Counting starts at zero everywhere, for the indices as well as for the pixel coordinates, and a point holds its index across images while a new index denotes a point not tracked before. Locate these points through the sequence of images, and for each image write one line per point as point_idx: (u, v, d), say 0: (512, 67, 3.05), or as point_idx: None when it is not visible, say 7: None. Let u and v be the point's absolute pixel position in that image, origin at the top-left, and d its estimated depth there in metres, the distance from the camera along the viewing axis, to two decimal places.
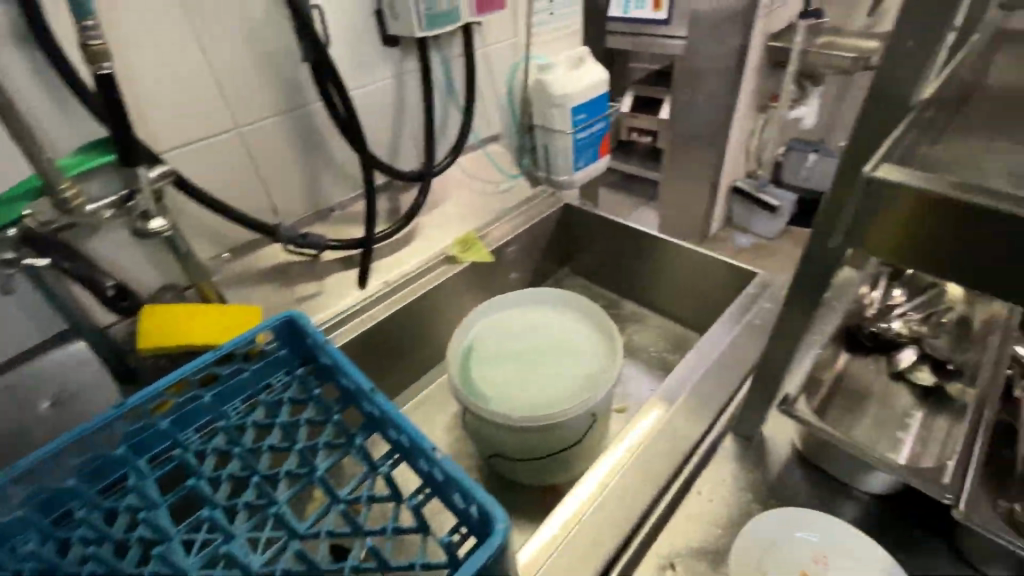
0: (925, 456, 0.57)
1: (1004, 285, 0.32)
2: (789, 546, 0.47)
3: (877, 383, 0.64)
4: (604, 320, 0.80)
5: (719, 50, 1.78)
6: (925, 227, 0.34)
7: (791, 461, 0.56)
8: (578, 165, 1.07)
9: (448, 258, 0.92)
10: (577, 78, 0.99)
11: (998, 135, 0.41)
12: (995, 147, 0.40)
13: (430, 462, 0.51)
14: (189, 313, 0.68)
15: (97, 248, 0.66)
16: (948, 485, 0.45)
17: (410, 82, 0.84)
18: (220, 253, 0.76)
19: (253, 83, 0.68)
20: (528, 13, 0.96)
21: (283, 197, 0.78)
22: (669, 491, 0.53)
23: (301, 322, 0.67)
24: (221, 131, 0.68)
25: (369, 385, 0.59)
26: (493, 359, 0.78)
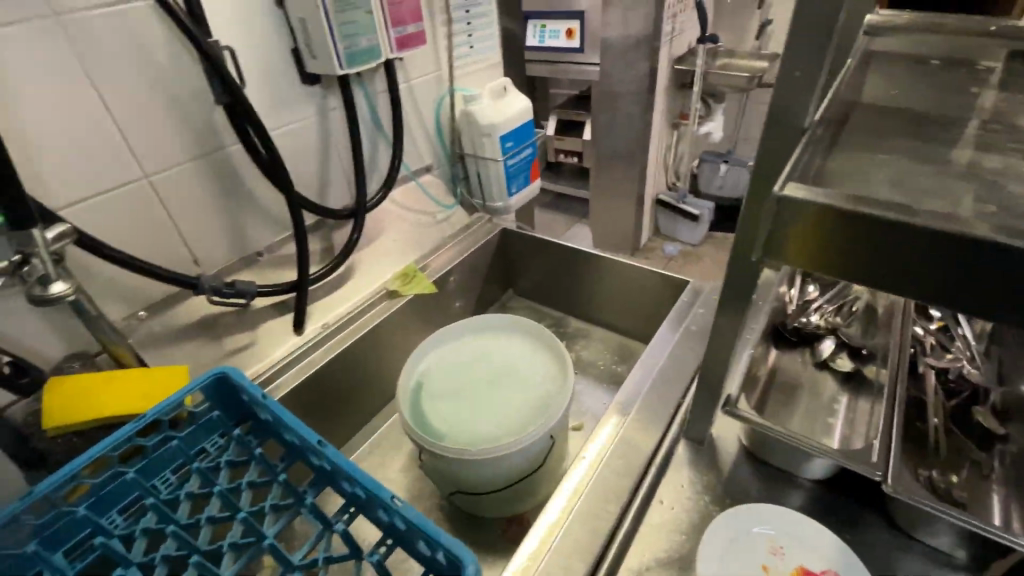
0: (856, 437, 0.61)
1: (919, 289, 0.31)
2: (747, 541, 0.48)
3: (806, 373, 0.68)
4: (552, 342, 0.80)
5: (630, 74, 1.90)
6: (833, 238, 0.32)
7: (741, 458, 0.58)
8: (510, 191, 1.09)
9: (388, 293, 0.90)
10: (502, 107, 1.02)
11: (878, 145, 0.47)
12: (877, 157, 0.45)
13: (390, 511, 0.49)
14: (103, 382, 0.61)
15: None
16: (877, 463, 0.49)
17: (334, 119, 0.83)
18: (135, 312, 0.69)
19: (161, 128, 0.64)
20: (448, 47, 0.97)
21: (205, 245, 0.73)
22: (632, 505, 0.54)
23: (235, 377, 0.63)
24: (129, 181, 0.63)
25: (317, 437, 0.56)
26: (446, 394, 0.76)
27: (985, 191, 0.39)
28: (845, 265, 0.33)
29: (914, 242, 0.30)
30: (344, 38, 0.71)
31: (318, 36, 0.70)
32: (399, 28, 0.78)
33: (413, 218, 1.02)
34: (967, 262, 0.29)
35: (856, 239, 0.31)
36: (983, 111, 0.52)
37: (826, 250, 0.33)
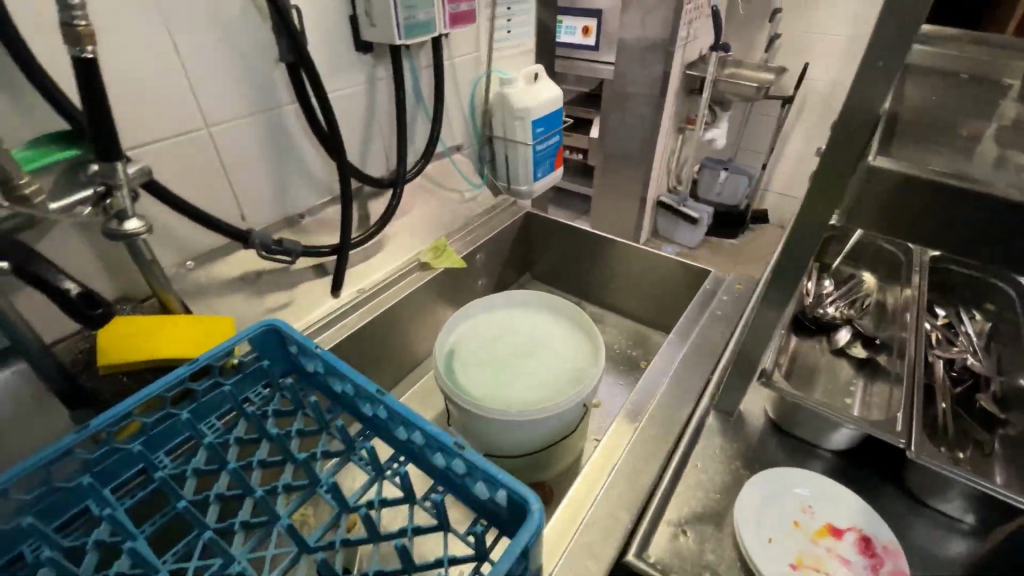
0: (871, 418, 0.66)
1: (983, 256, 0.37)
2: (780, 500, 0.53)
3: (824, 359, 0.73)
4: (581, 319, 0.84)
5: (644, 75, 1.94)
6: (913, 206, 0.38)
7: (768, 430, 0.63)
8: (536, 176, 1.12)
9: (421, 265, 0.94)
10: (536, 93, 1.05)
11: (921, 143, 0.51)
12: (923, 154, 0.49)
13: (451, 455, 0.51)
14: (155, 326, 0.62)
15: (48, 252, 0.59)
16: (900, 432, 0.53)
17: (381, 88, 0.85)
18: (183, 262, 0.70)
19: (225, 81, 0.65)
20: (489, 29, 1.00)
21: (253, 202, 0.74)
22: (670, 465, 0.57)
23: (286, 329, 0.64)
24: (190, 131, 0.64)
25: (372, 387, 0.58)
26: (478, 361, 0.79)
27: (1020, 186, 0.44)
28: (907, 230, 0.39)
29: (977, 214, 0.36)
30: (404, 10, 0.73)
31: (380, 5, 0.72)
32: (453, 5, 0.80)
33: (443, 194, 1.04)
34: (1009, 238, 0.36)
35: (924, 208, 0.37)
36: (1005, 118, 0.56)
37: (896, 215, 0.39)
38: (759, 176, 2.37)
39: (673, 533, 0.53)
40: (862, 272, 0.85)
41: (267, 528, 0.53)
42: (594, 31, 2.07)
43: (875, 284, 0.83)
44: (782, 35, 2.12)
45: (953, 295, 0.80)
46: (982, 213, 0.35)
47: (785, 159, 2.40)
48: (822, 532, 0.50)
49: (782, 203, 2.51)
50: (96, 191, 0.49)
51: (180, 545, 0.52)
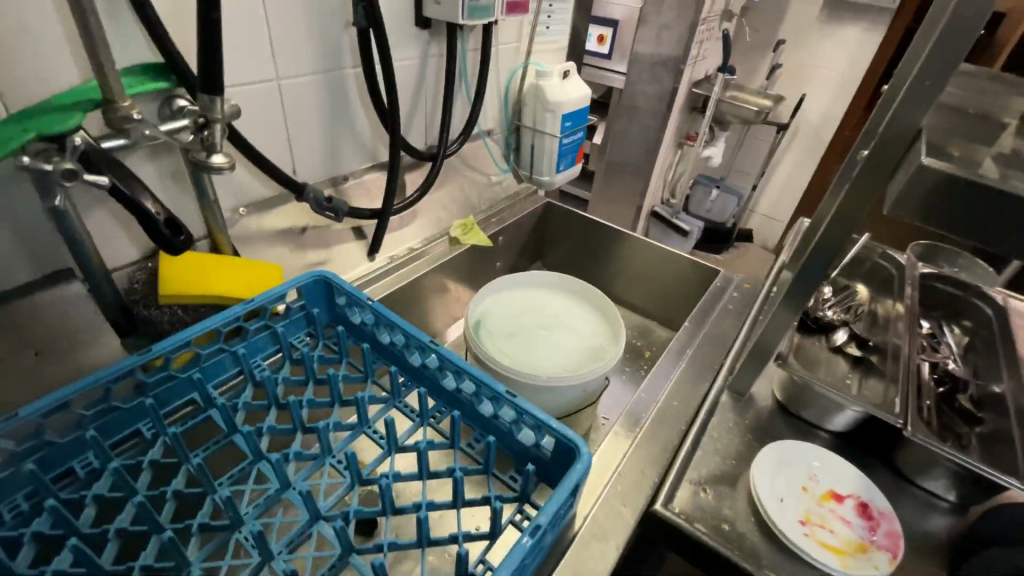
0: None
1: (1003, 241, 0.44)
2: (790, 468, 0.59)
3: (823, 355, 0.80)
4: (601, 303, 0.89)
5: (653, 88, 2.00)
6: (955, 199, 0.44)
7: (776, 411, 0.69)
8: (559, 168, 1.17)
9: (450, 240, 0.97)
10: (569, 89, 1.10)
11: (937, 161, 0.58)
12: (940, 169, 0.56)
13: (501, 403, 0.56)
14: (213, 265, 0.64)
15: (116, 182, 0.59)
16: (899, 412, 0.60)
17: (432, 65, 0.88)
18: (236, 208, 0.71)
19: (300, 37, 0.67)
20: (533, 22, 1.05)
21: (306, 157, 0.76)
22: (692, 432, 0.63)
23: (337, 281, 0.68)
24: (263, 81, 0.66)
25: (424, 339, 0.62)
26: (505, 333, 0.83)
27: None
28: (936, 220, 0.46)
29: (1011, 207, 0.42)
30: None
31: None
32: None
33: (472, 175, 1.07)
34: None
35: (957, 205, 0.44)
36: None
37: (932, 207, 0.45)
38: (748, 197, 2.49)
39: (695, 488, 0.58)
40: (856, 283, 0.91)
41: (319, 460, 0.56)
42: (609, 40, 2.14)
43: (866, 295, 0.90)
44: (781, 66, 2.25)
45: (935, 310, 0.88)
46: (1001, 211, 0.43)
47: (773, 183, 2.53)
48: (826, 497, 0.57)
49: (766, 225, 2.65)
50: (192, 122, 0.53)
51: (234, 470, 0.54)
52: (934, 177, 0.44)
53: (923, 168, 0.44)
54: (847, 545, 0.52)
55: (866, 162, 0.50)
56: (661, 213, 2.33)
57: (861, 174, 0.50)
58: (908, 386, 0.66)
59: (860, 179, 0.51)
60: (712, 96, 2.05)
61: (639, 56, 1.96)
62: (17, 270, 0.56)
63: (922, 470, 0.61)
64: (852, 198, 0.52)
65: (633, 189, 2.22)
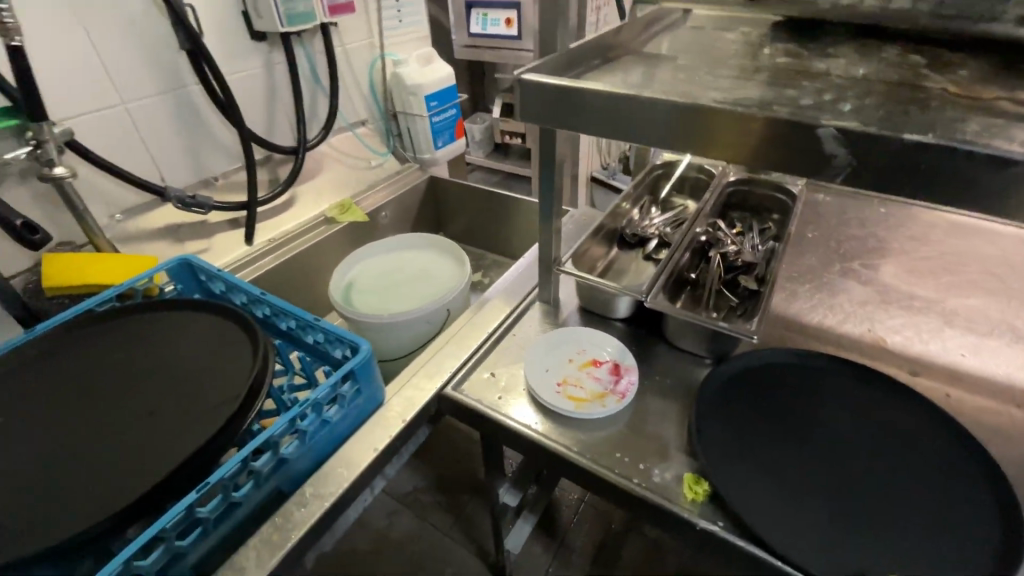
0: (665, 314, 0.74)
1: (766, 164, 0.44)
2: (562, 347, 0.71)
3: (635, 264, 0.92)
4: (459, 251, 1.00)
5: None
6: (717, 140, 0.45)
7: (578, 312, 0.82)
8: (437, 145, 1.29)
9: (327, 220, 1.09)
10: (427, 73, 1.21)
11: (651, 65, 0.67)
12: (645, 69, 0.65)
13: (311, 332, 0.68)
14: (89, 261, 0.78)
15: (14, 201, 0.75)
16: (748, 329, 0.65)
17: (278, 70, 1.01)
18: (113, 215, 0.88)
19: (137, 66, 0.82)
20: (379, 18, 1.18)
21: (169, 163, 0.90)
22: (492, 336, 0.77)
23: (194, 261, 0.81)
24: (110, 105, 0.81)
25: (257, 291, 0.74)
26: (369, 290, 0.96)
27: (690, 82, 0.61)
28: (683, 145, 0.47)
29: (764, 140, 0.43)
30: (284, 3, 0.91)
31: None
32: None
33: (351, 162, 1.21)
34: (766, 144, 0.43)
35: (691, 129, 0.46)
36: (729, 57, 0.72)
37: (692, 142, 0.47)
38: None
39: (486, 373, 0.71)
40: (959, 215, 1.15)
41: None
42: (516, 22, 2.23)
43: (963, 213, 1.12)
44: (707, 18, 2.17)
45: (752, 212, 0.99)
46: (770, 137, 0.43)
47: None
48: (587, 363, 0.69)
49: None
50: (29, 146, 0.67)
51: None
52: (647, 106, 0.47)
53: (634, 101, 0.47)
54: (589, 395, 0.65)
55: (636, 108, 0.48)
56: (596, 177, 2.41)
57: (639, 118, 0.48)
58: (660, 277, 0.75)
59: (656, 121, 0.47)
60: None
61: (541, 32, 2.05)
62: None
63: (680, 336, 0.72)
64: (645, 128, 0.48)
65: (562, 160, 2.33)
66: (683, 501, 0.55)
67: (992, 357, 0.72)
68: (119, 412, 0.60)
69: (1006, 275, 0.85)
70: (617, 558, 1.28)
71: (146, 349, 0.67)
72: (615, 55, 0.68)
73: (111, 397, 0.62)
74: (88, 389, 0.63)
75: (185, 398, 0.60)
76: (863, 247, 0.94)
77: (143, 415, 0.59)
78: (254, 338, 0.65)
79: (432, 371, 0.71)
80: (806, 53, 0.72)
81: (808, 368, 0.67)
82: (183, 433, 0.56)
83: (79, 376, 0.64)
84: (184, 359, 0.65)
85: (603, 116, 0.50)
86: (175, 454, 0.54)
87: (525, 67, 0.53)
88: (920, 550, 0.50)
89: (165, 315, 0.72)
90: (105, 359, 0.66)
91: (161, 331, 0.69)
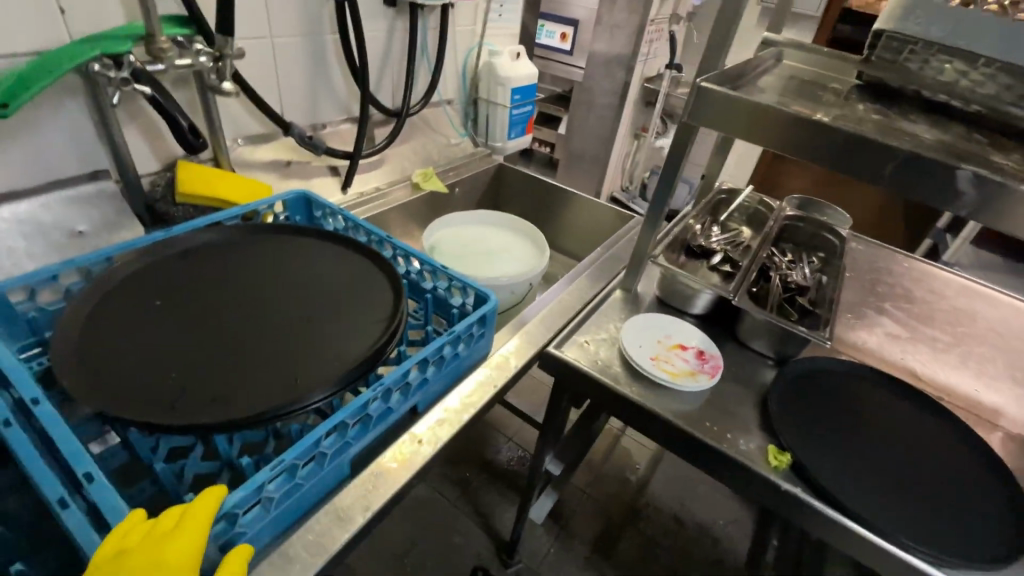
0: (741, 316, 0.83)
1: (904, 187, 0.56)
2: (651, 330, 0.80)
3: (701, 271, 1.01)
4: (537, 236, 1.08)
5: (608, 83, 2.20)
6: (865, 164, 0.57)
7: (655, 304, 0.90)
8: (510, 135, 1.37)
9: (411, 185, 1.15)
10: (517, 68, 1.30)
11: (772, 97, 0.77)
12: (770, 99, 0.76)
13: (436, 278, 0.74)
14: (217, 177, 0.82)
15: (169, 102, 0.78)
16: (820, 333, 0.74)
17: (397, 37, 1.07)
18: (235, 139, 0.92)
19: (290, 6, 0.87)
20: (485, 9, 1.26)
21: (291, 101, 0.95)
22: (582, 313, 0.85)
23: (313, 197, 0.86)
24: (260, 36, 0.85)
25: (381, 234, 0.80)
26: (452, 254, 1.03)
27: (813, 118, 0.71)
28: (835, 161, 0.59)
29: (901, 168, 0.55)
30: None
31: None
32: None
33: (433, 135, 1.27)
34: (904, 170, 0.55)
35: (845, 149, 0.58)
36: (830, 105, 0.83)
37: (843, 159, 0.58)
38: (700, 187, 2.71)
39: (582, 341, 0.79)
40: None
41: None
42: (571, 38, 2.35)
43: None
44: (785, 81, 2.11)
45: (801, 245, 1.11)
46: (913, 168, 0.55)
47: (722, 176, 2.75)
48: (674, 346, 0.78)
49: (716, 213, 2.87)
50: (208, 58, 0.71)
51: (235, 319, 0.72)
52: (810, 125, 0.59)
53: (800, 119, 0.59)
54: (680, 370, 0.74)
55: (802, 126, 0.59)
56: (618, 197, 2.53)
57: (802, 135, 0.60)
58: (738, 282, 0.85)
59: (816, 140, 0.59)
60: (662, 91, 2.27)
61: (596, 53, 2.17)
62: (70, 165, 0.73)
63: (751, 335, 0.82)
64: (807, 145, 0.60)
65: (590, 176, 2.44)
66: (766, 466, 0.64)
67: (1000, 396, 0.85)
68: (267, 318, 0.64)
69: (1007, 335, 0.99)
70: (614, 548, 1.36)
71: (283, 267, 0.71)
72: (743, 83, 0.78)
73: (256, 304, 0.66)
74: (234, 292, 0.67)
75: (330, 316, 0.65)
76: (892, 293, 1.07)
77: (292, 324, 0.64)
78: (393, 277, 0.70)
79: (534, 330, 0.78)
80: (891, 114, 0.84)
81: (860, 377, 0.78)
82: (336, 345, 0.61)
83: (223, 279, 0.68)
84: (321, 282, 0.70)
85: (767, 127, 0.62)
86: (333, 361, 0.59)
87: (705, 79, 0.65)
88: (958, 523, 0.60)
89: (295, 241, 0.76)
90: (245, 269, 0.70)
91: (293, 253, 0.74)
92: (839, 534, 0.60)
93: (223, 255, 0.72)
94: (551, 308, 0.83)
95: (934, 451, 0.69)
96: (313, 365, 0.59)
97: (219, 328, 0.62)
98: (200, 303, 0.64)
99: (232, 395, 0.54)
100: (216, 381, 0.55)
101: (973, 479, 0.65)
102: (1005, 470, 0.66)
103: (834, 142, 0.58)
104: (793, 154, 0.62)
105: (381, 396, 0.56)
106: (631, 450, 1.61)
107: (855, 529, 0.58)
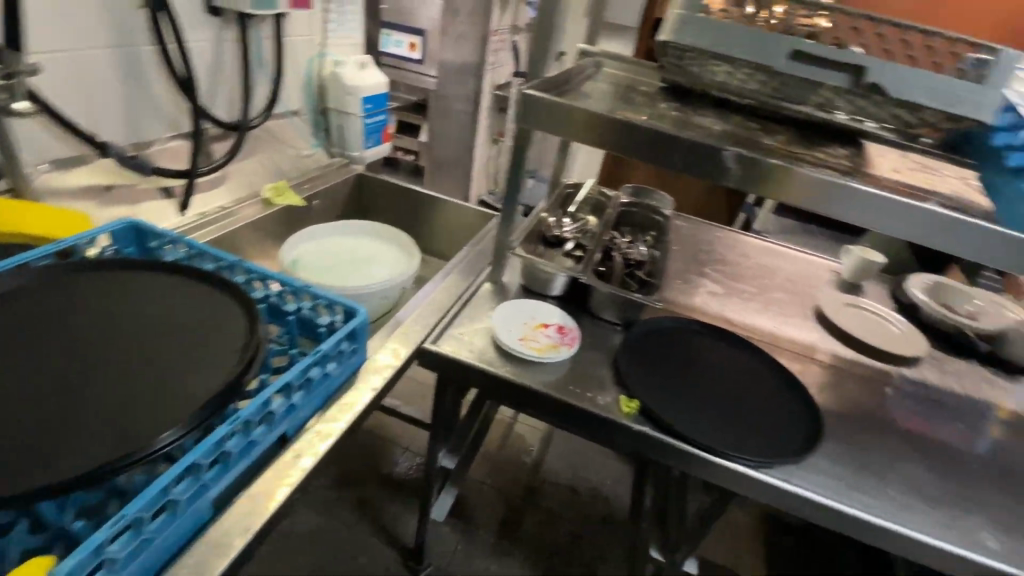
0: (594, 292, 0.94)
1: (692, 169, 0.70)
2: (518, 314, 0.87)
3: (557, 258, 1.12)
4: (405, 241, 1.10)
5: (461, 91, 2.28)
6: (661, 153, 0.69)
7: (521, 292, 0.98)
8: (367, 144, 1.36)
9: (263, 201, 1.09)
10: (365, 78, 1.30)
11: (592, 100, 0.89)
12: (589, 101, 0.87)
13: (298, 298, 0.72)
14: (20, 210, 0.72)
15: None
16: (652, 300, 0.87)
17: (228, 48, 1.02)
18: (38, 164, 0.81)
19: (90, 15, 0.78)
20: (322, 19, 1.25)
21: (106, 119, 0.86)
22: (454, 310, 0.89)
23: (145, 226, 0.78)
24: (56, 49, 0.76)
25: (232, 258, 0.76)
26: (318, 267, 1.00)
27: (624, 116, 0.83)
28: (638, 153, 0.71)
29: (688, 153, 0.68)
30: None
31: None
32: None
33: (283, 148, 1.22)
34: (689, 155, 0.68)
35: (644, 142, 0.69)
36: (641, 105, 0.98)
37: (645, 149, 0.70)
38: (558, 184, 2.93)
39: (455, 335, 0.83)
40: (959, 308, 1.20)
41: None
42: (420, 47, 2.38)
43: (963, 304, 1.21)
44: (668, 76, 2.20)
45: (638, 226, 1.27)
46: (695, 153, 0.68)
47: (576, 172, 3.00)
48: (539, 325, 0.86)
49: None
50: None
51: None
52: (615, 124, 0.70)
53: (607, 119, 0.70)
54: (544, 346, 0.82)
55: (609, 125, 0.70)
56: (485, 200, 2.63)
57: (611, 132, 0.71)
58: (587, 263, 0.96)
59: (623, 135, 0.70)
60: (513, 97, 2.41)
61: (446, 62, 2.23)
62: None
63: (605, 308, 0.93)
64: (617, 140, 0.71)
65: (456, 181, 2.50)
66: (622, 415, 0.75)
67: (793, 330, 1.07)
68: (100, 364, 0.58)
69: (794, 281, 1.25)
70: (519, 529, 1.43)
71: (114, 307, 0.65)
72: (568, 87, 0.88)
73: (84, 350, 0.59)
74: (54, 341, 0.59)
75: (177, 352, 0.61)
76: (712, 258, 1.28)
77: (132, 366, 0.59)
78: (249, 305, 0.66)
79: (409, 332, 0.80)
80: (688, 110, 1.01)
81: (691, 330, 0.93)
82: (188, 381, 0.58)
83: (36, 329, 0.60)
84: (165, 316, 0.65)
85: (583, 127, 0.72)
86: (185, 398, 0.56)
87: (527, 87, 0.73)
88: (768, 431, 0.76)
89: (129, 274, 0.69)
90: (66, 315, 0.63)
91: (127, 290, 0.67)
92: (686, 459, 0.72)
93: (34, 300, 0.63)
94: (424, 307, 0.86)
95: (749, 379, 0.85)
96: (164, 408, 0.55)
97: (37, 383, 0.55)
98: (10, 356, 0.57)
99: (63, 453, 0.48)
100: (40, 438, 0.49)
101: (776, 396, 0.82)
102: (796, 385, 0.84)
103: (637, 136, 0.70)
104: (606, 149, 0.72)
105: (244, 427, 0.53)
106: (525, 435, 1.70)
107: (697, 453, 0.71)
